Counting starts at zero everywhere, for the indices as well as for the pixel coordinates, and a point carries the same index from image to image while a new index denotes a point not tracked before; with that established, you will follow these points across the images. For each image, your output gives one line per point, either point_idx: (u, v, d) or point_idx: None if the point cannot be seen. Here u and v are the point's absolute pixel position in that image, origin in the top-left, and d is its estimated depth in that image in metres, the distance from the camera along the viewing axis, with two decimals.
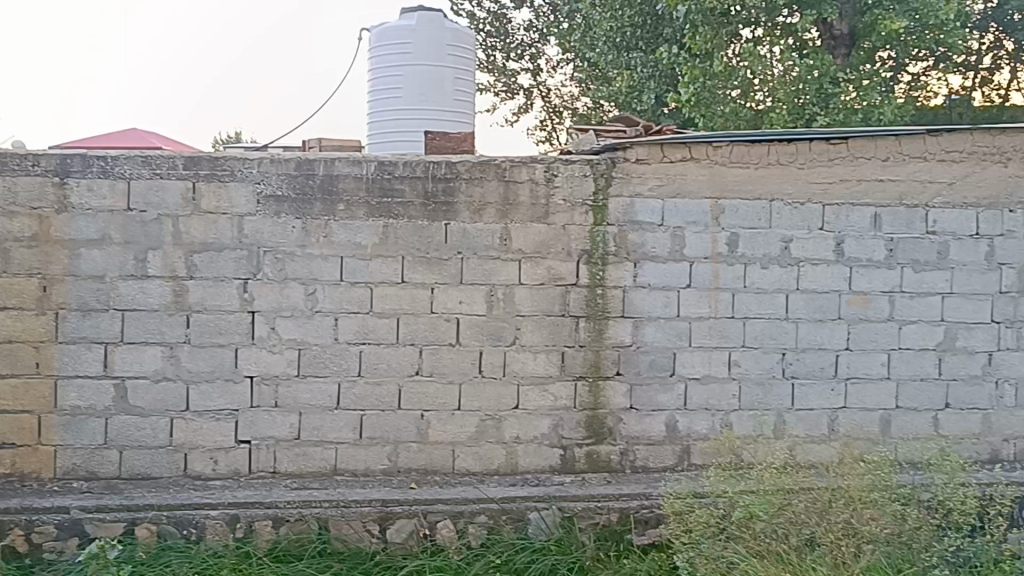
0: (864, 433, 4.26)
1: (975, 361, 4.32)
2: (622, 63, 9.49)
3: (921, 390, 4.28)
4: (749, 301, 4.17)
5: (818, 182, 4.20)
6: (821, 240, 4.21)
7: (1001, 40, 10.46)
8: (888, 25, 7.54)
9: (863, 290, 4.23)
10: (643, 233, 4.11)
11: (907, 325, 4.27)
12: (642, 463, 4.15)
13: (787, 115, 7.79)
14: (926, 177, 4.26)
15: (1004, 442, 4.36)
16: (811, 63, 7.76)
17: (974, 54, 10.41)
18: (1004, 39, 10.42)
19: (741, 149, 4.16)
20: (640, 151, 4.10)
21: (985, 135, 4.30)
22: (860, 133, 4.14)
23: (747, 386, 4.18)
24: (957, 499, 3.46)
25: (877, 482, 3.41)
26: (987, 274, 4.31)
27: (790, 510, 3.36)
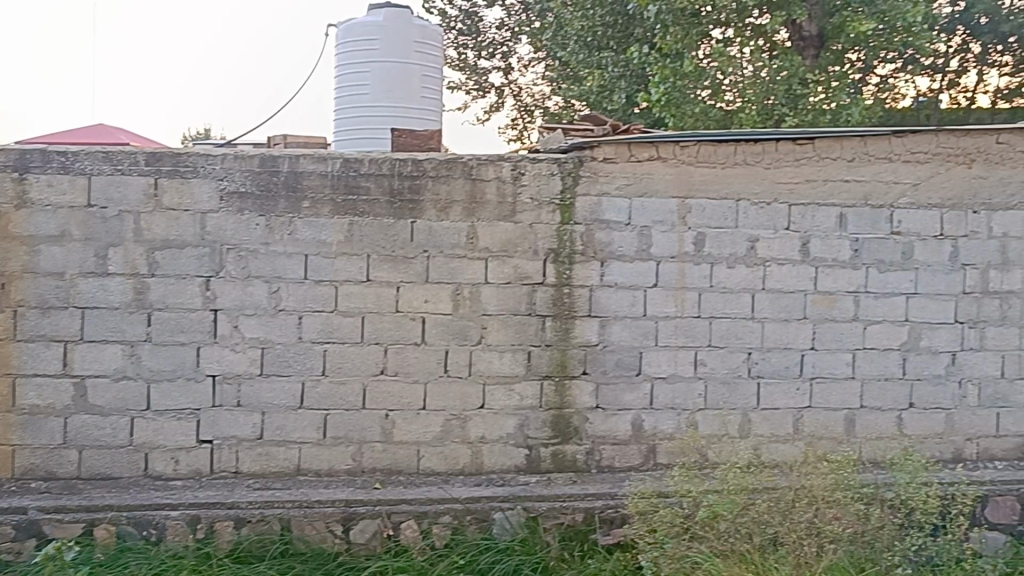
0: (828, 433, 4.27)
1: (938, 361, 4.34)
2: (593, 62, 9.50)
3: (884, 390, 4.31)
4: (715, 301, 4.17)
5: (784, 182, 4.20)
6: (786, 240, 4.21)
7: (969, 44, 10.58)
8: (856, 27, 7.60)
9: (828, 290, 4.25)
10: (610, 231, 4.10)
11: (872, 324, 4.29)
12: (607, 463, 4.14)
13: (757, 115, 7.85)
14: (891, 178, 4.28)
15: (967, 441, 4.38)
16: (781, 64, 7.82)
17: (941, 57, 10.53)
18: (971, 42, 10.55)
19: (708, 148, 4.16)
20: (607, 150, 4.09)
21: (949, 136, 4.32)
22: (826, 133, 4.16)
23: (713, 386, 4.18)
24: (919, 498, 3.50)
25: (840, 481, 3.43)
26: (951, 275, 4.33)
27: (754, 509, 3.35)
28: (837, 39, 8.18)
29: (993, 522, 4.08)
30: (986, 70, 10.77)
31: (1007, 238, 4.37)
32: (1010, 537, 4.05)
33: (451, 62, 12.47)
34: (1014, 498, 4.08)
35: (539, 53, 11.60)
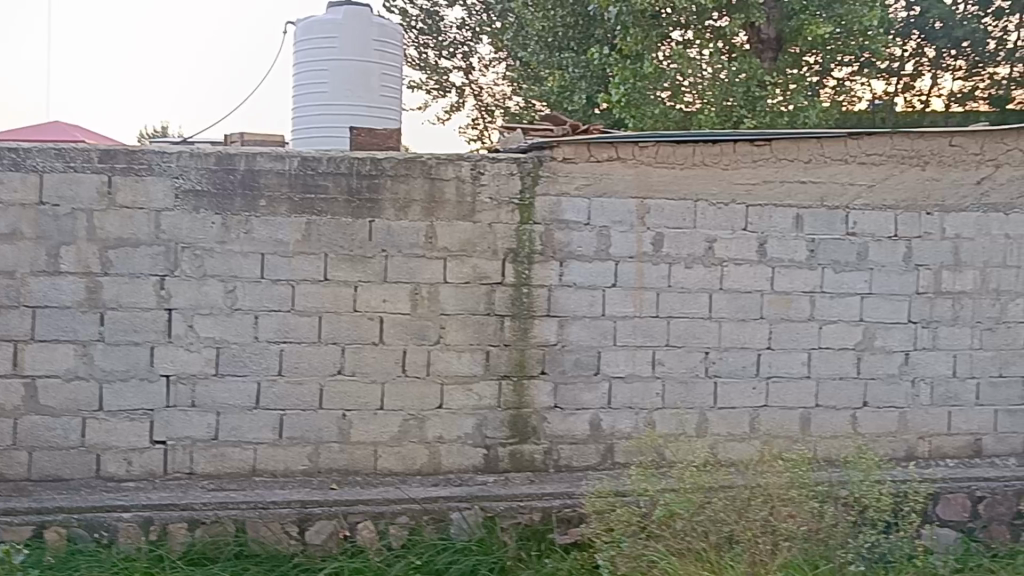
0: (784, 431, 4.31)
1: (892, 361, 4.40)
2: (553, 62, 9.52)
3: (839, 389, 4.35)
4: (673, 300, 4.19)
5: (742, 182, 4.23)
6: (743, 240, 4.24)
7: (924, 49, 10.74)
8: (813, 30, 7.77)
9: (784, 290, 4.28)
10: (569, 231, 4.10)
11: (827, 324, 4.33)
12: (565, 463, 4.15)
13: (716, 117, 7.91)
14: (846, 180, 4.33)
15: (920, 440, 4.44)
16: (740, 66, 7.94)
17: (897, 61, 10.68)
18: (925, 47, 10.71)
19: (666, 149, 4.18)
20: (566, 150, 4.10)
21: (904, 138, 4.38)
22: (783, 134, 4.19)
23: (671, 385, 4.20)
24: (873, 496, 3.55)
25: (796, 480, 3.44)
26: (905, 275, 4.39)
27: (710, 507, 3.35)
28: (794, 41, 8.26)
29: (944, 519, 4.13)
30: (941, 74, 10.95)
31: (959, 239, 4.44)
32: (961, 534, 4.11)
33: (412, 61, 12.42)
34: (965, 495, 4.15)
35: (500, 53, 11.60)
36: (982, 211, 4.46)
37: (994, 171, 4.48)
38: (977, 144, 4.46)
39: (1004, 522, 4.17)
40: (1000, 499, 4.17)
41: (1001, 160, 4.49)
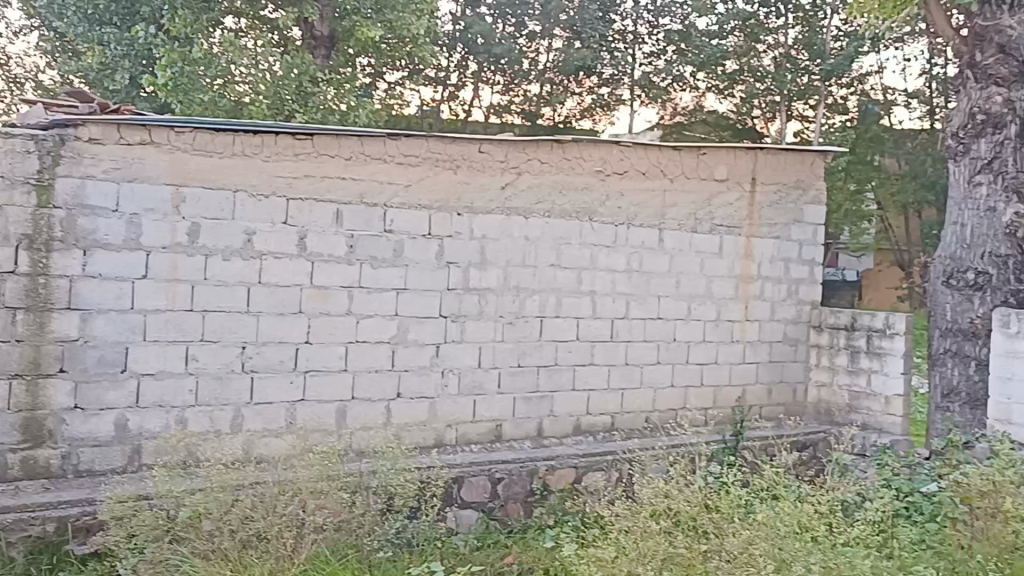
0: (319, 425, 4.33)
1: (424, 353, 4.61)
2: (92, 37, 8.97)
3: (374, 381, 4.47)
4: (208, 293, 4.05)
5: (283, 175, 4.22)
6: (282, 234, 4.22)
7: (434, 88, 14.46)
8: (364, 32, 8.50)
9: (322, 285, 4.32)
10: (94, 218, 3.81)
11: (364, 319, 4.44)
12: (86, 467, 3.83)
13: (267, 109, 8.27)
14: (385, 178, 4.48)
15: (447, 428, 4.69)
16: (292, 62, 8.42)
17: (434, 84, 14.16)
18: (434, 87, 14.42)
19: (204, 136, 4.06)
20: (93, 130, 3.82)
21: (438, 142, 4.63)
22: (324, 130, 4.24)
23: (205, 382, 4.05)
24: (399, 484, 3.70)
25: (325, 471, 3.55)
26: (436, 272, 4.63)
27: (238, 505, 3.30)
28: (347, 42, 9.10)
29: (465, 501, 4.42)
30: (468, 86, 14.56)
31: (485, 240, 4.77)
32: (481, 513, 4.44)
33: None
34: (486, 478, 4.46)
35: (32, 21, 10.63)
36: (505, 214, 4.83)
37: (516, 178, 4.87)
38: (502, 152, 4.82)
39: (518, 500, 4.56)
40: (516, 478, 4.55)
41: (522, 168, 4.89)
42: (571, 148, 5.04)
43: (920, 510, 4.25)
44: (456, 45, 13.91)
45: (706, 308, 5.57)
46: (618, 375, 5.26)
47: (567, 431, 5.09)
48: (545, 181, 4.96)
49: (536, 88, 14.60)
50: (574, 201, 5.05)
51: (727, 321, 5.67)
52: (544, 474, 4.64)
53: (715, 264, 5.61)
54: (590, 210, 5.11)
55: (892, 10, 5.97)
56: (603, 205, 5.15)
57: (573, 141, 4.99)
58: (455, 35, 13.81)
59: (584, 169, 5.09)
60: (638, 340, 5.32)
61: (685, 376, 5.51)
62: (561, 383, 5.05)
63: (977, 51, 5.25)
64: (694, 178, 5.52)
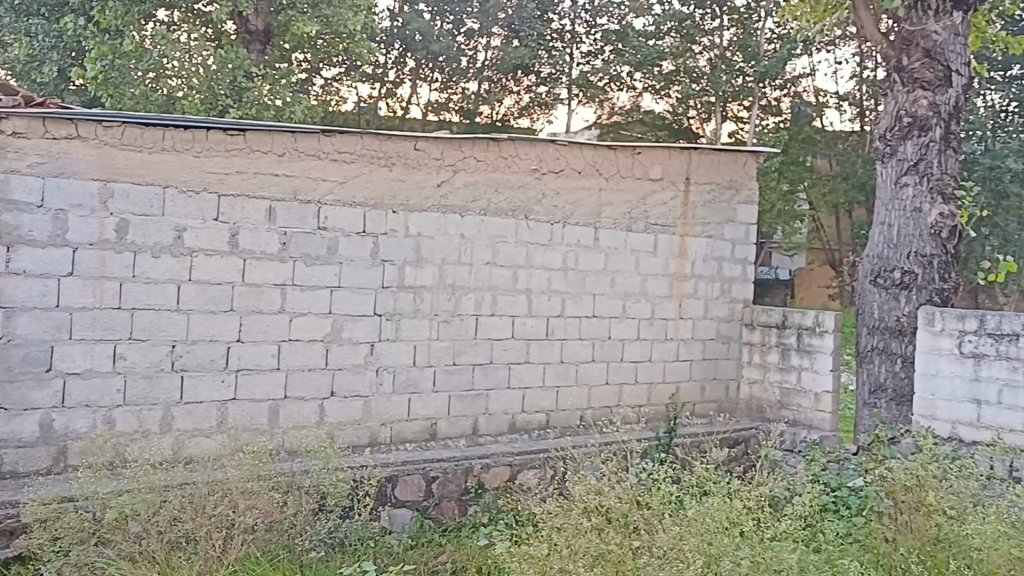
0: (251, 424, 4.28)
1: (357, 351, 4.57)
2: (20, 28, 8.79)
3: (307, 379, 4.42)
4: (137, 291, 3.98)
5: (214, 171, 4.16)
6: (213, 231, 4.16)
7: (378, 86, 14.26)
8: (300, 27, 8.44)
9: (255, 283, 4.27)
10: (18, 213, 3.72)
11: (297, 317, 4.39)
12: (9, 469, 3.73)
13: (200, 103, 8.17)
14: (319, 175, 4.44)
15: (382, 426, 4.66)
16: (227, 56, 8.33)
17: (375, 79, 14.05)
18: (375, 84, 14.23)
19: (133, 131, 3.99)
20: (17, 123, 3.73)
21: (373, 139, 4.60)
22: (256, 125, 4.20)
23: (133, 381, 3.97)
24: (332, 483, 3.67)
25: (256, 471, 3.52)
26: (370, 270, 4.60)
27: (166, 507, 3.24)
28: (283, 36, 9.02)
29: (400, 500, 4.40)
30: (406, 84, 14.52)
31: (420, 237, 4.75)
32: (416, 513, 4.43)
33: None
34: (420, 477, 4.45)
35: None
36: (440, 212, 4.81)
37: (452, 176, 4.86)
38: (437, 149, 4.81)
39: (453, 499, 4.55)
40: (450, 477, 4.54)
41: (458, 166, 4.88)
42: (506, 146, 5.05)
43: (847, 504, 4.33)
44: (394, 42, 13.83)
45: (640, 306, 5.62)
46: (553, 373, 5.27)
47: (503, 429, 5.09)
48: (481, 179, 4.96)
49: (475, 85, 14.75)
50: (509, 200, 5.06)
51: (661, 319, 5.72)
52: (479, 472, 4.65)
53: (650, 262, 5.66)
54: (525, 208, 5.12)
55: (823, 13, 6.07)
56: (538, 203, 5.17)
57: (509, 139, 5.00)
58: (394, 31, 13.77)
59: (520, 167, 5.10)
60: (573, 338, 5.34)
61: (620, 373, 5.55)
62: (496, 381, 5.05)
63: (903, 55, 5.36)
64: (628, 177, 5.56)
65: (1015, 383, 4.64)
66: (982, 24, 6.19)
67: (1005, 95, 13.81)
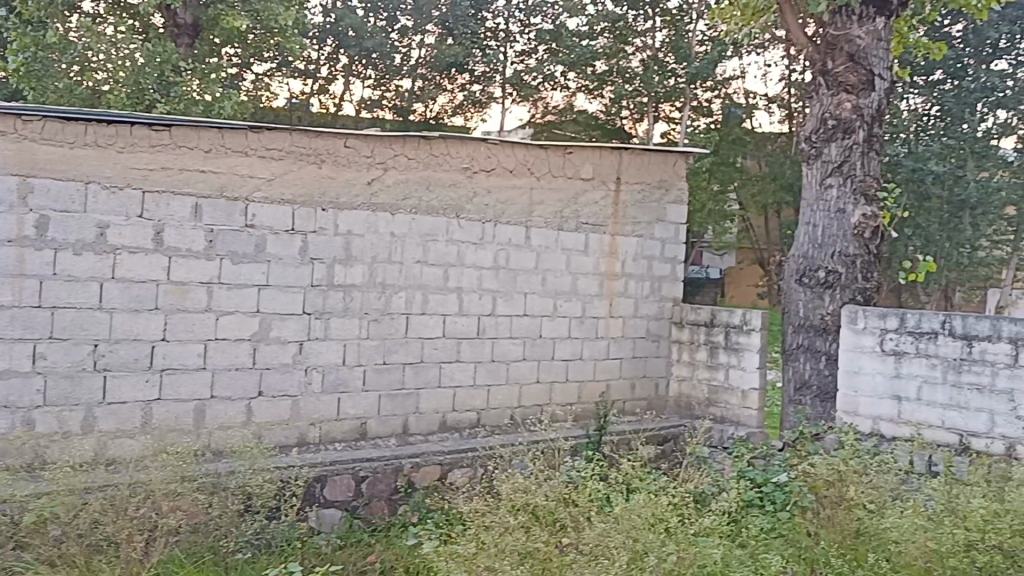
0: (176, 425, 4.21)
1: (286, 350, 4.53)
2: None
3: (233, 379, 4.36)
4: (58, 289, 3.89)
5: (138, 168, 4.09)
6: (138, 228, 4.09)
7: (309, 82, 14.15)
8: (229, 22, 8.33)
9: (180, 281, 4.20)
10: None
11: (223, 316, 4.33)
12: None
13: (126, 98, 8.06)
14: (246, 172, 4.39)
15: (311, 426, 4.62)
16: (154, 50, 8.23)
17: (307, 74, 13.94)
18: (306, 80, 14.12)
19: (54, 125, 3.90)
20: None
21: (302, 136, 4.57)
22: (182, 121, 4.14)
23: (54, 381, 3.88)
24: (257, 484, 3.63)
25: (180, 472, 3.46)
26: (299, 268, 4.56)
27: (86, 510, 3.18)
28: (212, 31, 8.92)
29: (329, 501, 4.37)
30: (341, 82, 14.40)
31: (351, 235, 4.72)
32: (346, 513, 4.41)
33: None
34: (350, 476, 4.42)
35: None
36: (370, 210, 4.78)
37: (382, 173, 4.84)
38: (368, 147, 4.80)
39: (382, 498, 4.54)
40: (380, 477, 4.52)
41: (388, 163, 4.87)
42: (438, 144, 5.04)
43: (772, 500, 4.41)
44: (326, 38, 13.84)
45: (571, 304, 5.65)
46: (484, 371, 5.28)
47: (433, 428, 5.08)
48: (412, 177, 4.94)
49: (409, 83, 14.71)
50: (441, 198, 5.05)
51: (592, 317, 5.76)
52: (409, 471, 4.64)
53: (580, 261, 5.69)
54: (457, 207, 5.11)
55: (751, 16, 6.18)
56: (470, 202, 5.17)
57: (440, 137, 5.00)
58: (326, 27, 13.69)
59: (451, 165, 5.09)
60: (504, 337, 5.35)
61: (551, 372, 5.58)
62: (427, 380, 5.04)
63: (828, 59, 5.48)
64: (559, 176, 5.58)
65: (932, 380, 4.77)
66: (903, 30, 6.22)
67: (928, 99, 14.08)
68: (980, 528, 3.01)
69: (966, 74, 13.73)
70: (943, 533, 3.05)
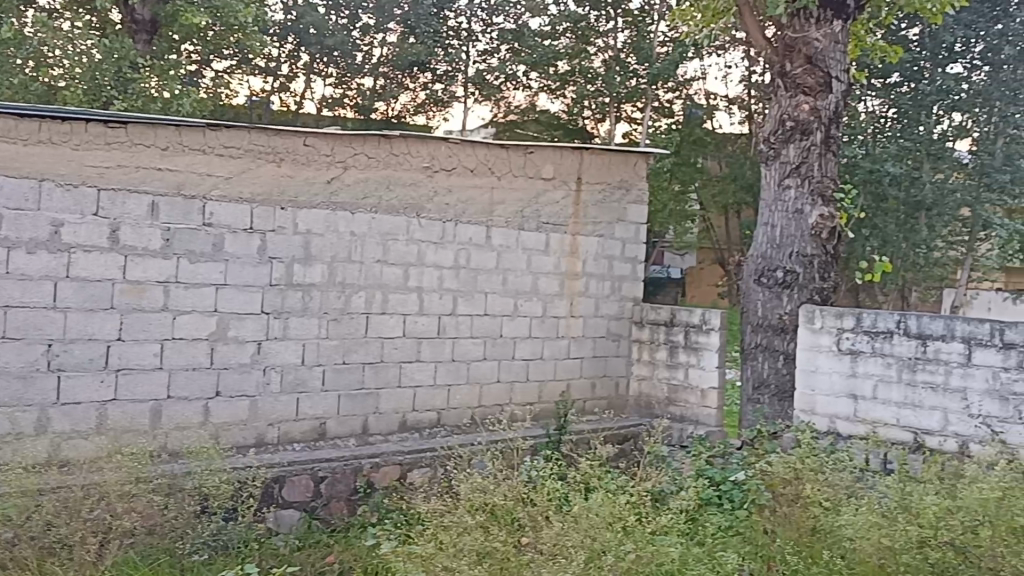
0: (132, 426, 4.15)
1: (244, 350, 4.49)
2: None
3: (190, 379, 4.32)
4: (11, 288, 3.83)
5: (92, 166, 4.05)
6: (93, 226, 4.04)
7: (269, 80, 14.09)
8: (188, 18, 8.27)
9: (136, 280, 4.15)
10: None
11: (180, 315, 4.28)
12: None
13: (82, 95, 8.03)
14: (204, 170, 4.36)
15: (269, 426, 4.59)
16: (112, 46, 8.20)
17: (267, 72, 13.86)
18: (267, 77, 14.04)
19: (8, 122, 3.87)
20: None
21: (260, 134, 4.55)
22: (138, 118, 4.11)
23: (6, 382, 3.83)
24: (213, 484, 3.61)
25: (134, 472, 3.43)
26: (257, 267, 4.52)
27: (39, 511, 3.14)
28: (171, 27, 8.87)
29: (287, 501, 4.34)
30: (302, 80, 14.34)
31: (310, 234, 4.69)
32: (304, 513, 4.38)
33: None
34: (309, 477, 4.40)
35: None
36: (330, 209, 4.76)
37: (342, 172, 4.82)
38: (327, 145, 4.78)
39: (341, 498, 4.51)
40: (339, 477, 4.50)
41: (348, 162, 4.85)
42: (398, 143, 5.03)
43: (730, 498, 4.45)
44: (287, 36, 13.73)
45: (532, 304, 5.66)
46: (445, 371, 5.27)
47: (393, 428, 5.06)
48: (372, 176, 4.93)
49: (371, 81, 14.66)
50: (401, 197, 5.03)
51: (552, 317, 5.78)
52: (368, 471, 4.62)
53: (541, 261, 5.70)
54: (417, 206, 5.10)
55: (712, 17, 6.23)
56: (430, 201, 5.15)
57: (400, 136, 4.98)
58: (287, 25, 13.60)
59: (412, 165, 5.08)
60: (465, 337, 5.35)
61: (511, 371, 5.58)
62: (387, 380, 5.02)
63: (786, 62, 5.53)
64: (520, 176, 5.59)
65: (888, 378, 4.84)
66: (861, 34, 6.32)
67: (885, 102, 14.10)
68: (933, 524, 3.04)
69: (922, 76, 13.82)
70: (897, 530, 3.10)
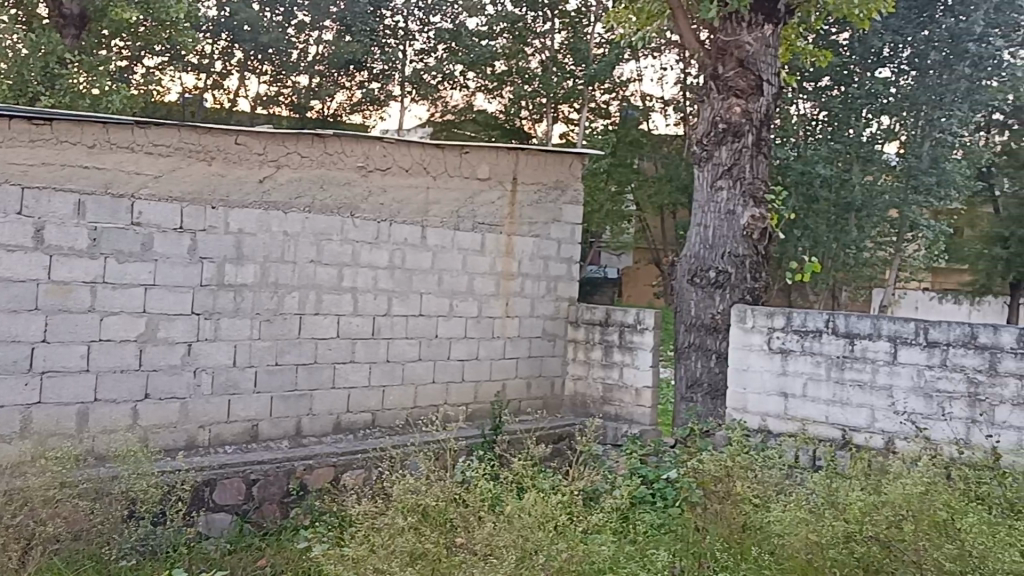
0: (58, 429, 4.06)
1: (173, 352, 4.42)
2: None
3: (118, 382, 4.24)
4: None
5: (16, 163, 3.96)
6: (17, 226, 3.95)
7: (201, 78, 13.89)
8: (117, 14, 8.11)
9: (62, 281, 4.07)
10: None
11: (108, 316, 4.20)
12: None
13: (7, 90, 7.86)
14: (132, 168, 4.29)
15: (200, 429, 4.52)
16: (39, 41, 8.04)
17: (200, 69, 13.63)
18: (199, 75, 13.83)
19: None
20: None
21: (191, 132, 4.50)
22: (65, 114, 4.05)
23: None
24: (141, 488, 3.55)
25: (59, 476, 3.36)
26: (188, 267, 4.45)
27: None
28: (100, 22, 8.70)
29: (218, 504, 4.29)
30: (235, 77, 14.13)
31: (241, 234, 4.63)
32: (236, 517, 4.33)
33: None
34: (241, 479, 4.35)
35: None
36: (262, 209, 4.71)
37: (274, 171, 4.77)
38: (260, 144, 4.73)
39: (274, 500, 4.48)
40: (271, 479, 4.46)
41: (281, 161, 4.80)
42: (332, 143, 5.00)
43: (663, 496, 4.50)
44: (221, 32, 13.36)
45: (467, 304, 5.65)
46: (379, 372, 5.24)
47: (328, 429, 5.02)
48: (305, 175, 4.88)
49: (306, 79, 14.38)
50: (335, 196, 4.99)
51: (488, 317, 5.78)
52: (301, 473, 4.58)
53: (476, 261, 5.70)
54: (351, 206, 5.06)
55: (646, 19, 6.28)
56: (365, 201, 5.12)
57: (334, 136, 4.95)
58: (220, 21, 13.23)
59: (345, 164, 5.05)
60: (399, 337, 5.32)
61: (446, 372, 5.57)
62: (320, 381, 4.98)
63: (719, 64, 5.61)
64: (455, 176, 5.59)
65: (817, 377, 4.92)
66: (791, 38, 6.40)
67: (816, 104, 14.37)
68: (858, 520, 3.09)
69: (852, 80, 14.12)
70: (824, 525, 3.15)
